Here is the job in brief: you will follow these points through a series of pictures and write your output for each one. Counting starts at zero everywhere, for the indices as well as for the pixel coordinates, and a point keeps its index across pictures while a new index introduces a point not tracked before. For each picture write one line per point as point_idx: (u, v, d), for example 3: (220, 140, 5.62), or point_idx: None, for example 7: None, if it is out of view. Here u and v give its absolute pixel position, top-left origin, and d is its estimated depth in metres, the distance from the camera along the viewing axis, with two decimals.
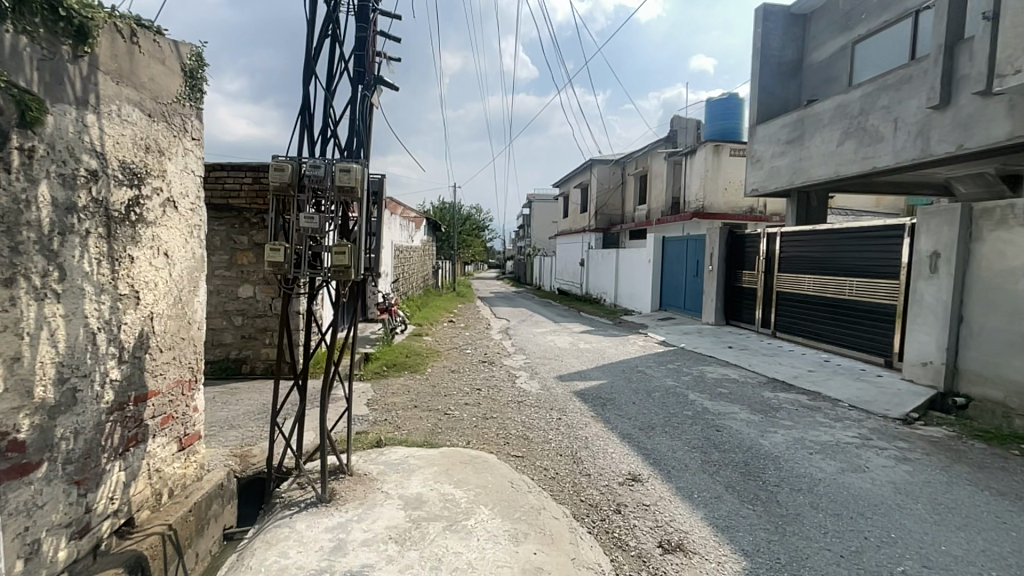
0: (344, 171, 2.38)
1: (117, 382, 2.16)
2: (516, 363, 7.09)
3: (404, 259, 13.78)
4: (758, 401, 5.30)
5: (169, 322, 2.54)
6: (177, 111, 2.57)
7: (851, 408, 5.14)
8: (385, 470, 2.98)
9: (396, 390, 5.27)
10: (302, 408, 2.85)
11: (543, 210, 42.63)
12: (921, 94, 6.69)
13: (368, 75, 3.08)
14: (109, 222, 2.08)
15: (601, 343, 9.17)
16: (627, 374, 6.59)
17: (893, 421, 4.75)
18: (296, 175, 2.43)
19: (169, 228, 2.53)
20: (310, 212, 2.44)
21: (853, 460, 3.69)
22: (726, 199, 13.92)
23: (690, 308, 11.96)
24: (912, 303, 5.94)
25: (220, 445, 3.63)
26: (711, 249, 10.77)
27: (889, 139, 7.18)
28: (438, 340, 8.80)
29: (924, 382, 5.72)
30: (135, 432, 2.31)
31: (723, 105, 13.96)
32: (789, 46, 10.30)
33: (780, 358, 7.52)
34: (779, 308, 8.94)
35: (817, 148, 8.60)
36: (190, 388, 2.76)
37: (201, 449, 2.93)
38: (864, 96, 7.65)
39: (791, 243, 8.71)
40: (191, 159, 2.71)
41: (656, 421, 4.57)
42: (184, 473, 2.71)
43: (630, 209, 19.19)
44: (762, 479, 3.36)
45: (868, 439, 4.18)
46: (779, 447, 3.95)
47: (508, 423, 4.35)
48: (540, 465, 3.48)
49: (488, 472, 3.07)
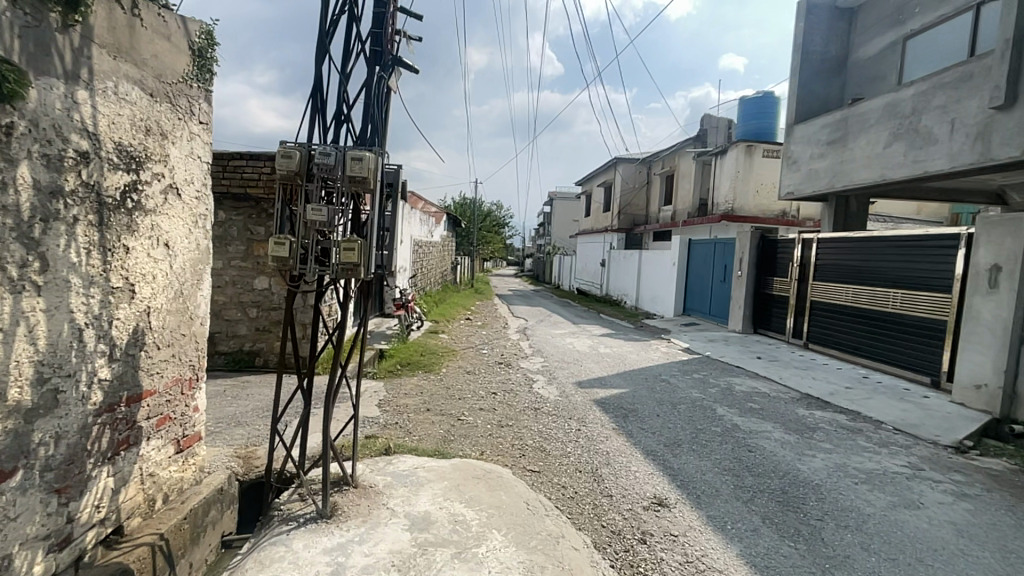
0: (356, 160, 2.17)
1: (107, 382, 2.00)
2: (534, 366, 6.84)
3: (423, 254, 13.67)
4: (793, 420, 4.94)
5: (168, 317, 2.38)
6: (183, 92, 2.41)
7: (896, 432, 4.74)
8: (392, 483, 2.78)
9: (409, 391, 5.08)
10: (306, 414, 2.66)
11: (564, 208, 42.17)
12: (983, 93, 6.16)
13: (386, 56, 2.87)
14: (101, 209, 1.92)
15: (622, 347, 8.85)
16: (650, 382, 6.28)
17: (945, 449, 4.35)
18: (305, 162, 2.22)
19: (171, 217, 2.37)
20: (319, 204, 2.23)
21: (905, 494, 3.34)
22: (758, 202, 13.36)
23: (716, 314, 11.50)
24: (967, 319, 5.47)
25: (225, 444, 3.49)
26: (740, 254, 10.31)
27: (943, 141, 6.66)
28: (454, 338, 8.62)
29: (977, 406, 5.26)
30: (127, 435, 2.15)
31: (758, 103, 13.39)
32: (833, 41, 9.75)
33: (814, 372, 7.09)
34: (813, 318, 8.47)
35: (862, 149, 8.09)
36: (190, 387, 2.61)
37: (201, 451, 2.78)
38: (917, 95, 7.13)
39: (830, 250, 8.23)
40: (197, 145, 2.55)
41: (682, 437, 4.27)
42: (181, 477, 2.56)
43: (655, 209, 18.70)
44: (803, 511, 3.05)
45: (920, 469, 3.81)
46: (819, 473, 3.62)
47: (524, 433, 4.13)
48: (557, 483, 3.23)
49: (502, 490, 2.84)
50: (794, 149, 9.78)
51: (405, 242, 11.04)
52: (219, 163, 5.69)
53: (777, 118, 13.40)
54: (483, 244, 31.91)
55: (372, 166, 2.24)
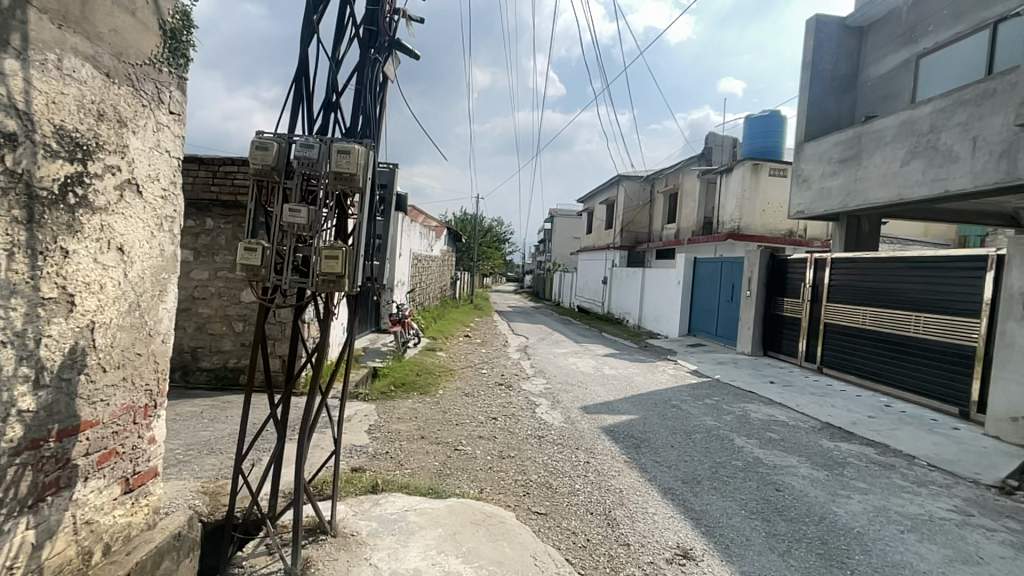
0: (342, 153, 1.85)
1: (29, 414, 1.66)
2: (536, 389, 6.45)
3: (422, 268, 13.35)
4: (819, 453, 4.54)
5: (119, 334, 2.04)
6: (149, 76, 2.11)
7: (932, 469, 4.34)
8: (377, 531, 2.39)
9: (402, 416, 4.69)
10: (279, 448, 2.30)
11: (565, 226, 42.07)
12: (1007, 110, 5.93)
13: (382, 37, 2.57)
14: (29, 203, 1.62)
15: (628, 369, 8.47)
16: (661, 408, 5.88)
17: (989, 490, 3.95)
18: (283, 157, 1.90)
19: (129, 218, 2.04)
20: (298, 205, 1.90)
21: (959, 547, 2.94)
22: (764, 221, 13.14)
23: (723, 336, 11.14)
24: (1001, 346, 5.13)
25: (193, 476, 3.11)
26: (749, 274, 10.01)
27: (965, 159, 6.43)
28: (452, 357, 8.22)
29: (1016, 441, 4.87)
30: (56, 476, 1.80)
31: (764, 121, 13.26)
32: (843, 60, 9.64)
33: (833, 398, 6.71)
34: (827, 341, 8.12)
35: (876, 168, 7.87)
36: (146, 415, 2.25)
37: (158, 489, 2.40)
38: (935, 112, 6.92)
39: (845, 270, 7.93)
40: (166, 137, 2.24)
41: (702, 473, 3.89)
42: (129, 522, 2.18)
43: (658, 227, 18.48)
44: (847, 567, 2.66)
45: (968, 515, 3.41)
46: (858, 519, 3.23)
47: (528, 466, 3.74)
48: (566, 528, 2.84)
49: (505, 541, 2.45)
50: (805, 167, 9.58)
51: (403, 256, 10.73)
52: (209, 169, 5.41)
53: (784, 137, 13.25)
54: (483, 260, 31.68)
55: (361, 161, 1.92)
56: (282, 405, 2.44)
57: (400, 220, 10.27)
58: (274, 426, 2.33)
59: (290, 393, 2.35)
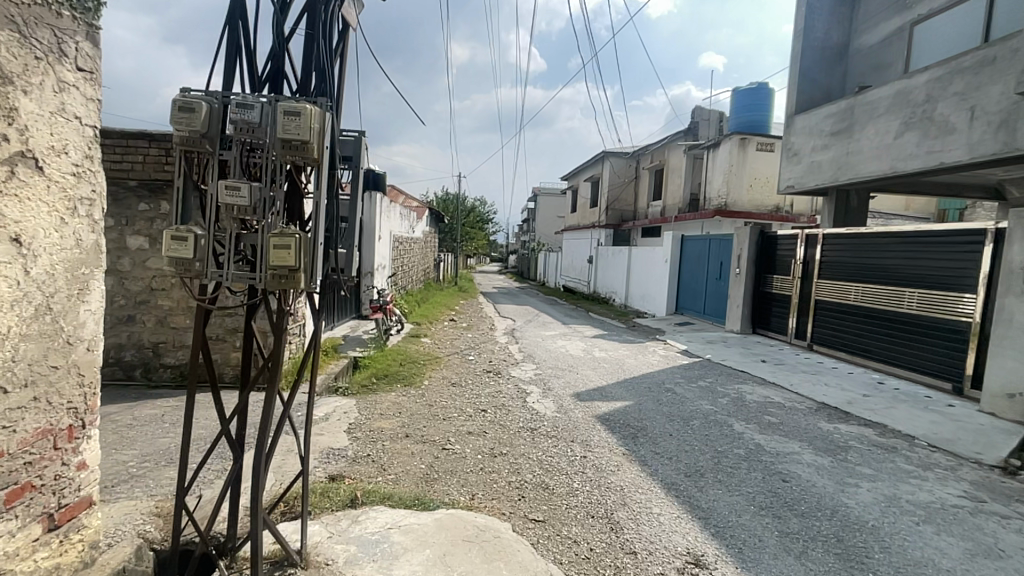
0: (290, 115, 1.46)
1: None
2: (526, 375, 6.18)
3: (404, 251, 12.86)
4: (820, 437, 4.41)
5: (19, 346, 1.66)
6: (42, 21, 1.68)
7: (933, 450, 4.25)
8: (356, 558, 2.10)
9: (385, 412, 4.37)
10: (235, 467, 2.02)
11: (549, 204, 41.56)
12: (1007, 77, 5.72)
13: None
14: None
15: (618, 351, 8.28)
16: (656, 393, 5.68)
17: (992, 471, 3.87)
18: (216, 121, 1.50)
19: (23, 202, 1.65)
20: (237, 180, 1.52)
21: (977, 537, 2.81)
22: (751, 197, 12.97)
23: (711, 314, 11.04)
24: (999, 323, 5.04)
25: (147, 494, 2.76)
26: (739, 251, 9.85)
27: (961, 130, 6.24)
28: (437, 343, 7.89)
29: (1012, 417, 4.82)
30: None
31: (751, 94, 12.96)
32: (835, 28, 9.33)
33: (825, 377, 6.63)
34: (818, 319, 8.04)
35: (869, 141, 7.66)
36: (71, 438, 1.89)
37: (97, 520, 2.07)
38: (931, 81, 6.69)
39: (836, 246, 7.80)
40: (74, 100, 1.82)
41: (705, 464, 3.69)
42: (57, 564, 1.85)
43: (644, 204, 18.24)
44: (868, 568, 2.48)
45: (979, 500, 3.30)
46: (871, 510, 3.07)
47: (521, 464, 3.49)
48: (566, 537, 2.60)
49: (501, 560, 2.19)
50: (795, 140, 9.34)
51: (383, 239, 10.25)
52: (161, 147, 4.88)
53: (771, 110, 12.98)
54: (466, 240, 31.14)
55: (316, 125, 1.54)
56: (238, 418, 2.11)
57: (378, 201, 9.75)
58: (227, 443, 2.01)
59: (245, 404, 2.02)
